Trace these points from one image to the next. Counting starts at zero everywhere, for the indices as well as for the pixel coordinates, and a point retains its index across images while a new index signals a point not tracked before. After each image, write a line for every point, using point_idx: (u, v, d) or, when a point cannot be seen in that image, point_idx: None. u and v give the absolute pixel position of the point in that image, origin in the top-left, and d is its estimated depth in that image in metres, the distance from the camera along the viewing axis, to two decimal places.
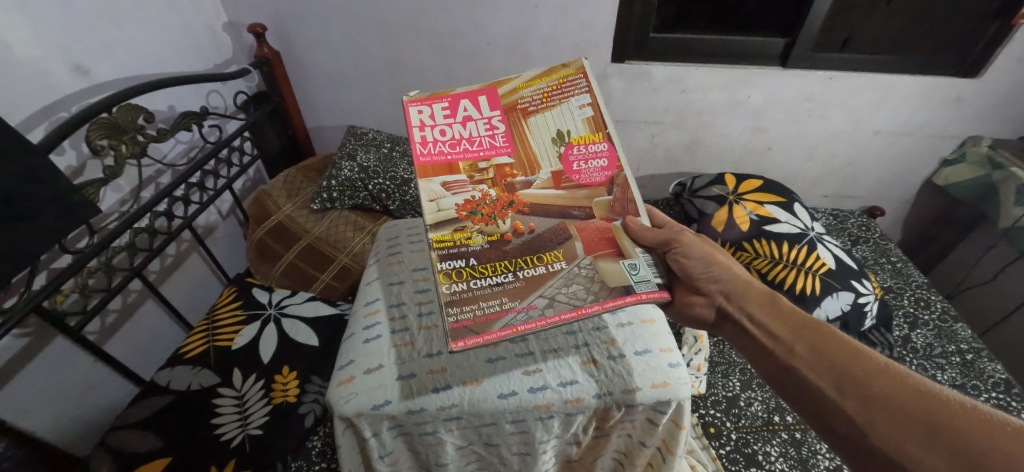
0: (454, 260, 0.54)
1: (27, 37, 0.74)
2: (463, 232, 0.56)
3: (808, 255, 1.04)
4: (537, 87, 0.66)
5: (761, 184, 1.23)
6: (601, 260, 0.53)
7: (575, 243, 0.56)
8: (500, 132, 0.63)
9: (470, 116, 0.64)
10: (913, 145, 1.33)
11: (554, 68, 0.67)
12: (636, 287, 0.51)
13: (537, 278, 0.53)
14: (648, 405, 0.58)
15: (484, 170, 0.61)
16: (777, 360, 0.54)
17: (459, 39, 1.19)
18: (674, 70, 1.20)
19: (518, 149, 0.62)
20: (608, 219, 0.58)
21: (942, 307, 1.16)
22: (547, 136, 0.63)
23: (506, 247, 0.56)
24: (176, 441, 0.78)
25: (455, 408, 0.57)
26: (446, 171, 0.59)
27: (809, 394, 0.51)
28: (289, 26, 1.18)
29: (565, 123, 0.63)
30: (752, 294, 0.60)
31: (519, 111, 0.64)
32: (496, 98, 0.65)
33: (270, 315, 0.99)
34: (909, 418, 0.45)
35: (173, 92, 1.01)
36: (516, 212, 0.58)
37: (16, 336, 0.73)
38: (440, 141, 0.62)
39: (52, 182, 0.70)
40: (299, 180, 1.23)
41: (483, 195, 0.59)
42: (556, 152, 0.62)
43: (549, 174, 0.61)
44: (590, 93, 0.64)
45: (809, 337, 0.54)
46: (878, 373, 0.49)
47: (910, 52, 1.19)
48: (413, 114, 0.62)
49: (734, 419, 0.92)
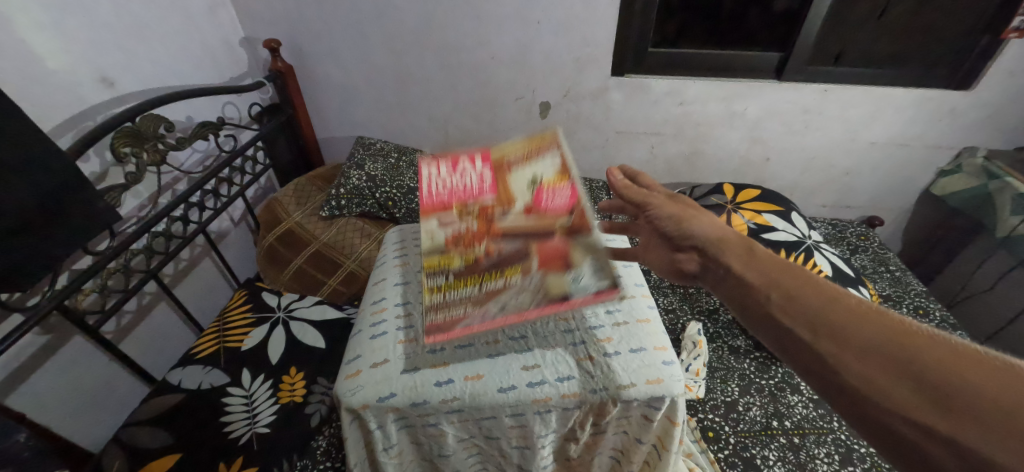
0: (438, 278, 0.61)
1: (59, 51, 0.79)
2: (446, 256, 0.62)
3: (805, 262, 1.06)
4: (519, 149, 0.74)
5: (759, 194, 1.26)
6: (548, 274, 0.58)
7: (532, 259, 0.60)
8: (489, 181, 0.69)
9: (466, 172, 0.71)
10: (910, 156, 1.35)
11: (535, 134, 0.76)
12: (572, 294, 0.56)
13: (497, 290, 0.58)
14: (642, 400, 0.60)
15: (473, 205, 0.65)
16: (751, 308, 0.51)
17: (465, 54, 1.23)
18: (671, 83, 1.25)
19: (500, 190, 0.67)
20: (566, 240, 0.62)
21: (942, 315, 1.17)
22: (523, 180, 0.67)
23: (479, 266, 0.60)
24: (186, 438, 0.80)
25: (457, 400, 0.58)
26: (441, 212, 0.66)
27: (783, 338, 0.46)
28: (302, 42, 1.23)
29: (540, 171, 0.68)
30: (729, 247, 0.57)
31: (504, 166, 0.71)
32: (488, 158, 0.73)
33: (279, 318, 1.03)
34: (885, 356, 0.40)
35: (192, 103, 1.06)
36: (491, 239, 0.62)
37: (38, 334, 0.77)
38: (438, 191, 0.69)
39: (80, 189, 0.74)
40: (309, 187, 1.27)
41: (468, 227, 0.64)
42: (529, 190, 0.66)
43: (523, 206, 0.64)
44: (562, 151, 0.71)
45: (784, 281, 0.50)
46: (857, 316, 0.44)
47: (902, 65, 1.22)
48: (422, 173, 0.72)
49: (733, 423, 0.92)
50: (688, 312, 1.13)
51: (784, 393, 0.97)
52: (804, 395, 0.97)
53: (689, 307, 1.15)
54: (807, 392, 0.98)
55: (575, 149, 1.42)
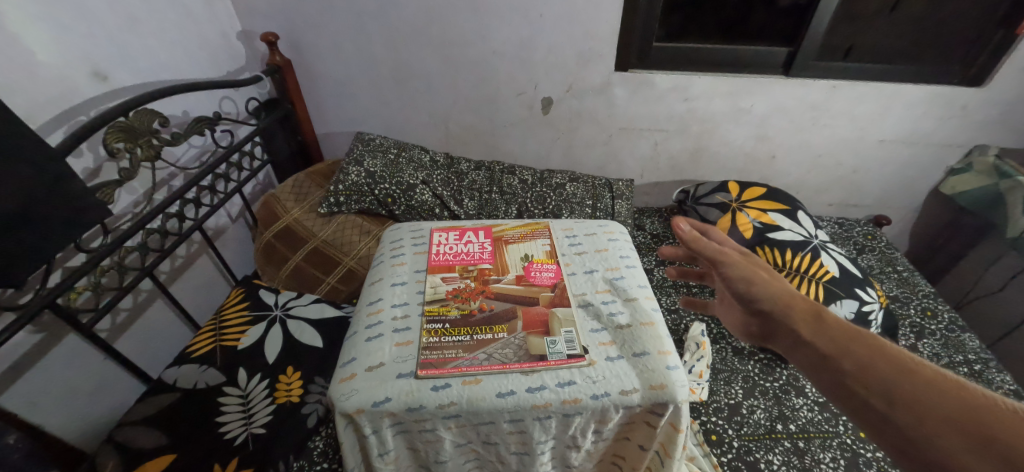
0: (433, 321, 0.65)
1: (50, 44, 0.77)
2: (445, 306, 0.67)
3: (812, 263, 1.05)
4: (518, 229, 0.83)
5: (765, 192, 1.24)
6: (531, 335, 0.62)
7: (518, 321, 0.65)
8: (488, 250, 0.78)
9: (470, 239, 0.80)
10: (919, 154, 1.33)
11: (532, 223, 0.85)
12: (550, 355, 0.60)
13: (485, 340, 0.62)
14: (645, 406, 0.58)
15: (472, 270, 0.73)
16: (826, 376, 0.46)
17: (466, 48, 1.21)
18: (676, 79, 1.22)
19: (497, 259, 0.76)
20: (548, 307, 0.67)
21: (950, 317, 1.14)
22: (517, 255, 0.76)
23: (472, 318, 0.65)
24: (181, 438, 0.79)
25: (454, 406, 0.57)
26: (445, 271, 0.74)
27: (863, 414, 0.42)
28: (300, 35, 1.21)
29: (533, 249, 0.78)
30: (792, 308, 0.54)
31: (503, 241, 0.80)
32: (490, 232, 0.82)
33: (276, 316, 1.01)
34: (982, 442, 0.36)
35: (187, 98, 1.04)
36: (484, 296, 0.68)
37: (30, 332, 0.75)
38: (445, 253, 0.77)
39: (69, 185, 0.72)
40: (307, 184, 1.25)
41: (466, 285, 0.71)
42: (521, 264, 0.75)
43: (514, 275, 0.72)
44: (553, 240, 0.80)
45: (856, 349, 0.46)
46: (945, 394, 0.40)
47: (913, 61, 1.19)
48: (433, 237, 0.81)
49: (737, 426, 0.91)
50: (691, 312, 1.12)
51: (788, 396, 0.96)
52: (809, 398, 0.95)
53: None
54: (812, 396, 0.96)
55: (577, 145, 1.40)
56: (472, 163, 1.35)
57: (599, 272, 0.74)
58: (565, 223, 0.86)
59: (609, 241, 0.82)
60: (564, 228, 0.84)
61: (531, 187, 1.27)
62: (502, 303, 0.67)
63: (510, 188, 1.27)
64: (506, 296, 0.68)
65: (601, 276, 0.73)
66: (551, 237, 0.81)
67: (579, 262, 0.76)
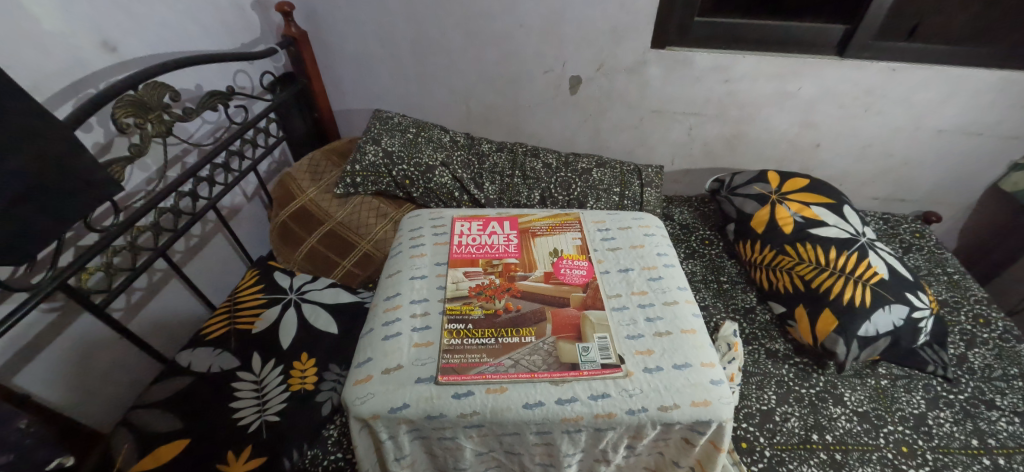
0: (455, 322, 0.60)
1: (55, 10, 0.73)
2: (467, 305, 0.63)
3: (858, 263, 0.97)
4: (546, 221, 0.78)
5: (807, 184, 1.16)
6: (561, 341, 0.58)
7: (546, 323, 0.60)
8: (514, 243, 0.73)
9: (495, 231, 0.75)
10: (981, 146, 1.22)
11: (561, 214, 0.80)
12: (582, 365, 0.55)
13: (511, 344, 0.58)
14: (685, 423, 0.54)
15: (496, 265, 0.68)
16: None
17: (491, 21, 1.13)
18: (719, 58, 1.13)
19: (523, 254, 0.70)
20: (579, 309, 0.62)
21: (1005, 326, 1.05)
22: (545, 249, 0.71)
23: (497, 319, 0.61)
24: (194, 422, 0.76)
25: (477, 415, 0.53)
26: (468, 264, 0.69)
27: None
28: (317, 6, 1.14)
29: (561, 244, 0.72)
30: None
31: (530, 233, 0.75)
32: (516, 223, 0.77)
33: (291, 299, 0.98)
34: None
35: (201, 71, 0.99)
36: (510, 295, 0.64)
37: (44, 311, 0.74)
38: (468, 244, 0.73)
39: (79, 160, 0.68)
40: (324, 162, 1.20)
41: (490, 281, 0.66)
42: (550, 259, 0.69)
43: (542, 272, 0.67)
44: (583, 233, 0.75)
45: None
46: None
47: (985, 41, 1.07)
48: (455, 227, 0.76)
49: (769, 434, 0.85)
50: (721, 310, 1.06)
51: (825, 405, 0.90)
52: (847, 407, 0.89)
53: (722, 304, 1.08)
54: (851, 405, 0.90)
55: (605, 128, 1.32)
56: (493, 144, 1.29)
57: (634, 271, 0.69)
58: (595, 215, 0.81)
59: (644, 236, 0.77)
60: (595, 220, 0.80)
61: (555, 171, 1.20)
62: (529, 303, 0.63)
63: (533, 172, 1.21)
64: (533, 295, 0.64)
65: (637, 276, 0.69)
66: (582, 230, 0.76)
67: (612, 260, 0.71)
